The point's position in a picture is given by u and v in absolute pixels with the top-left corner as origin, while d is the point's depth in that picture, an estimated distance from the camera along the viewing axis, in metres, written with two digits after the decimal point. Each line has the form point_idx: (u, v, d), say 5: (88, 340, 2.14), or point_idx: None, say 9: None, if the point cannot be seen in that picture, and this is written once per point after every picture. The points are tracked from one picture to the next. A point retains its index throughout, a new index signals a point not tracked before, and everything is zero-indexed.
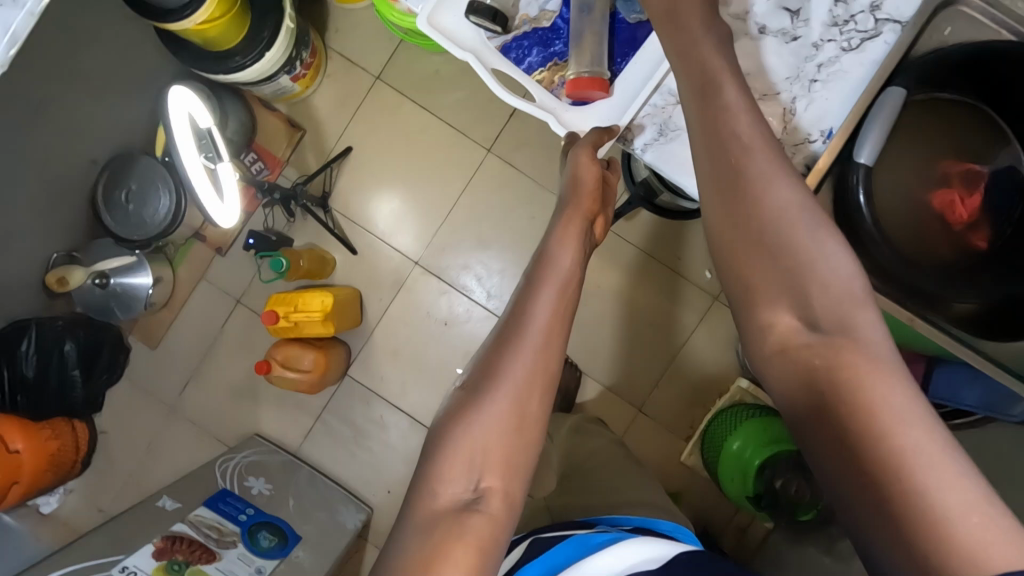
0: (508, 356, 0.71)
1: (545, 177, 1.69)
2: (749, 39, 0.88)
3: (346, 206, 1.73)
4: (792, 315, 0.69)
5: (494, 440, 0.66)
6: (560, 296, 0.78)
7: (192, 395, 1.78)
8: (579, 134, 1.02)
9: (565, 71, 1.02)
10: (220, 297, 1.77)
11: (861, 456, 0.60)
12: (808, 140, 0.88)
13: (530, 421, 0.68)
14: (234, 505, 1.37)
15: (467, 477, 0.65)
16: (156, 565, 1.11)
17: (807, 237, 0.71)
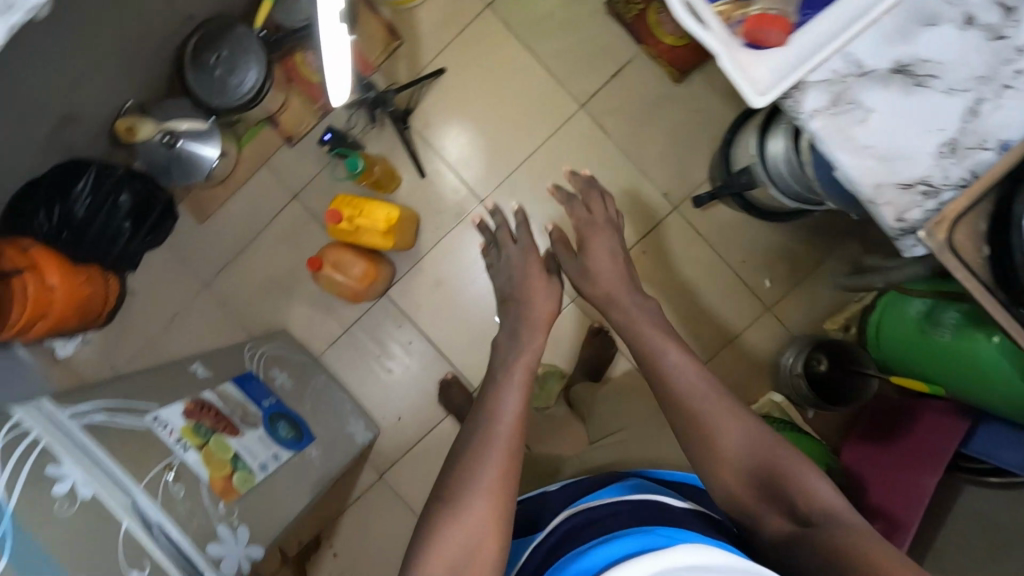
0: (475, 476, 0.84)
1: (633, 147, 1.65)
2: (937, 20, 0.71)
3: (425, 126, 1.68)
4: (745, 478, 0.87)
5: (482, 544, 0.79)
6: (517, 431, 0.90)
7: (226, 278, 1.75)
8: (752, 86, 0.70)
9: (751, 8, 0.73)
10: (277, 187, 1.72)
11: (834, 548, 0.74)
12: (979, 147, 0.72)
13: (509, 512, 0.83)
14: (258, 389, 1.36)
15: None
16: (184, 423, 1.09)
17: (724, 405, 0.92)
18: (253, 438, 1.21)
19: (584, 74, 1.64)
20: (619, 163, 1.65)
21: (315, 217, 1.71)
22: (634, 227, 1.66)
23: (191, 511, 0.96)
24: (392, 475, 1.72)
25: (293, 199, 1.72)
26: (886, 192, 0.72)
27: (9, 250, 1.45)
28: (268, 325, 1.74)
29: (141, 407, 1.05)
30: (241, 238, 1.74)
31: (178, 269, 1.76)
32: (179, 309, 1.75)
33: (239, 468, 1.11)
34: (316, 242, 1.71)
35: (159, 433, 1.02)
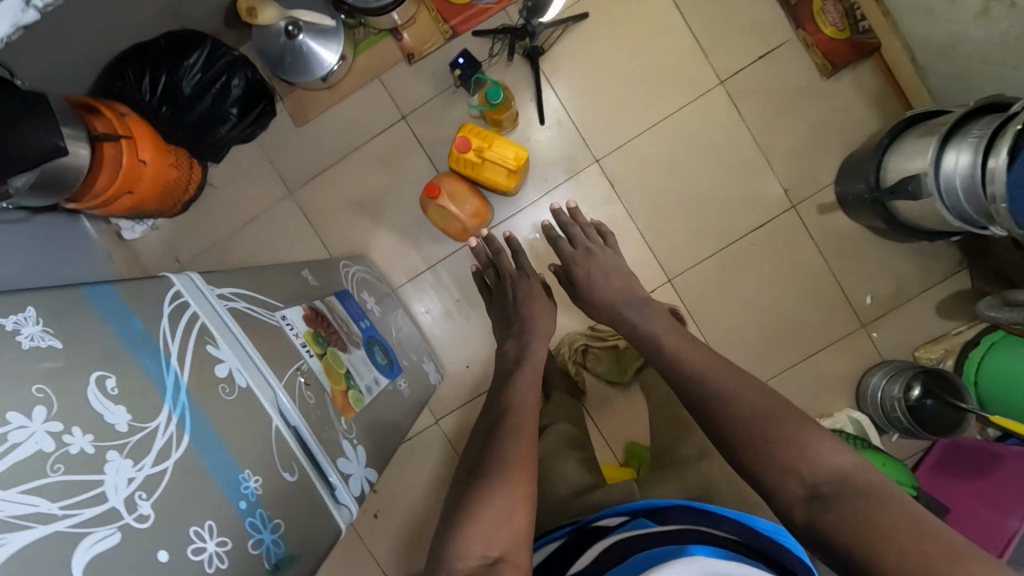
0: (486, 462, 0.97)
1: (764, 135, 1.58)
2: None
3: (554, 71, 1.59)
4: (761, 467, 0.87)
5: (496, 522, 0.89)
6: (523, 431, 1.05)
7: (312, 189, 1.66)
8: None
9: None
10: (385, 104, 1.62)
11: (853, 520, 0.75)
12: None
13: (527, 498, 0.93)
14: (356, 309, 1.30)
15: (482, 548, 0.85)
16: (305, 329, 1.02)
17: (719, 387, 0.97)
18: (358, 358, 1.15)
19: (730, 49, 1.56)
20: (746, 149, 1.58)
21: (420, 143, 1.62)
22: (748, 218, 1.60)
23: (321, 420, 0.89)
24: (448, 424, 1.67)
25: (400, 120, 1.63)
26: None
27: (106, 111, 1.33)
28: (349, 247, 1.65)
29: (269, 302, 0.98)
30: (337, 151, 1.65)
31: (263, 171, 1.66)
32: (258, 212, 1.66)
33: (352, 386, 1.05)
34: (415, 170, 1.63)
35: (287, 333, 0.96)
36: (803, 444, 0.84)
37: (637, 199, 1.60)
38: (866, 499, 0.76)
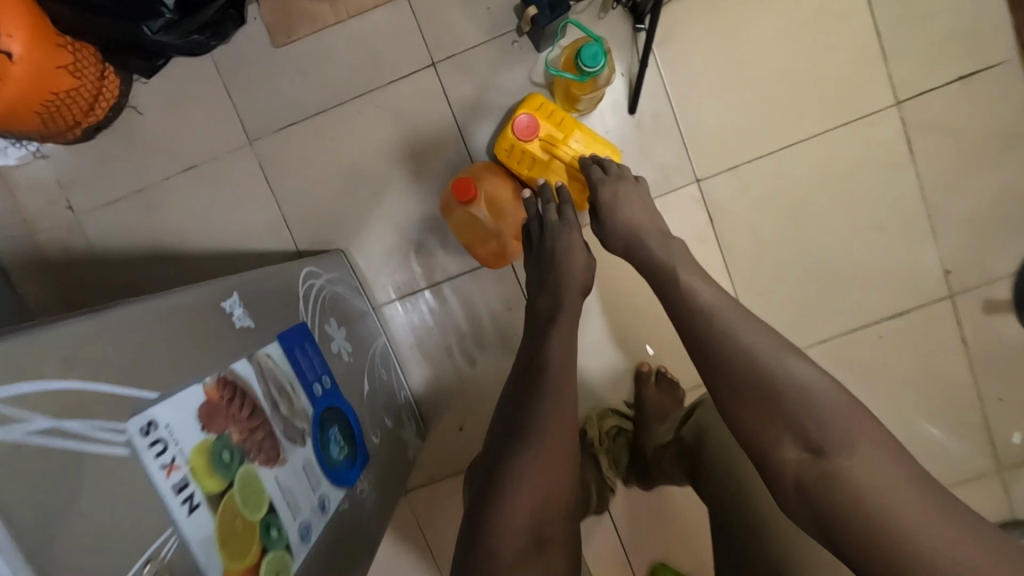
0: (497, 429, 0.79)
1: (935, 189, 1.11)
2: None
3: (663, 39, 1.09)
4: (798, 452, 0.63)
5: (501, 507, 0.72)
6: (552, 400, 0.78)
7: (286, 141, 1.14)
8: None
9: None
10: (411, 40, 1.10)
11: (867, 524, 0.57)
12: None
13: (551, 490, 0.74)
14: (312, 359, 0.80)
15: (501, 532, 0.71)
16: (196, 441, 0.53)
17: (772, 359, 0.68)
18: (296, 468, 0.66)
19: (919, 58, 1.08)
20: (906, 204, 1.11)
21: (451, 106, 1.11)
22: (887, 300, 1.14)
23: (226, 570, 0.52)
24: (419, 499, 1.21)
25: (428, 68, 1.11)
26: None
27: None
28: (325, 236, 1.15)
29: (128, 394, 0.48)
30: (329, 94, 1.12)
31: (215, 101, 1.13)
32: (199, 159, 1.14)
33: (271, 544, 0.58)
34: (437, 144, 1.12)
35: (144, 470, 0.47)
36: (825, 418, 0.63)
37: (741, 246, 1.13)
38: (875, 487, 0.59)
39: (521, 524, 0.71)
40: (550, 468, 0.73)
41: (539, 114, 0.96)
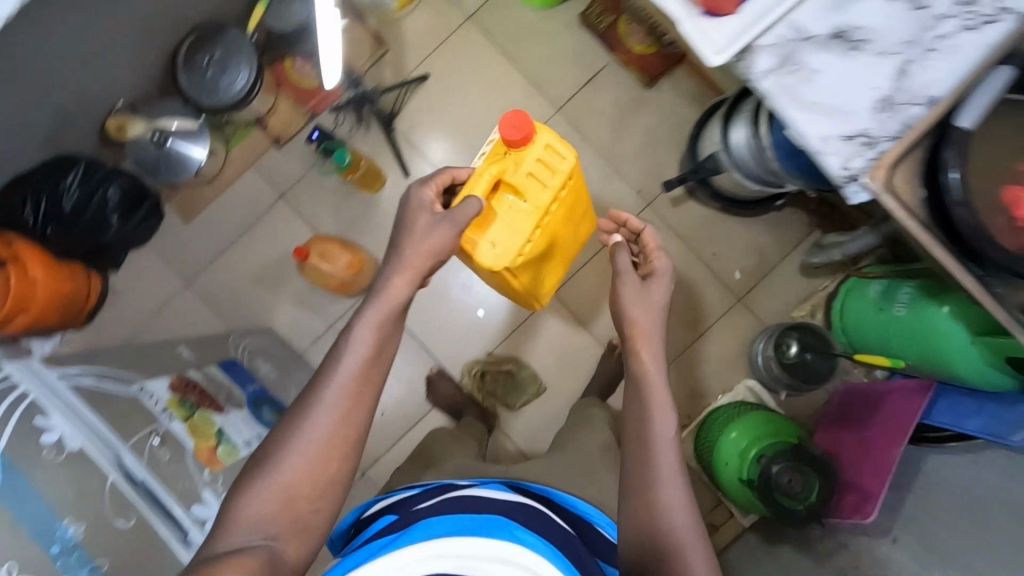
0: (318, 397, 0.86)
1: (608, 149, 1.73)
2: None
3: (411, 128, 1.75)
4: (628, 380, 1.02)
5: (302, 470, 0.83)
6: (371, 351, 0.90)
7: (213, 273, 1.76)
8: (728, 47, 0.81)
9: None
10: (265, 188, 1.76)
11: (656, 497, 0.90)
12: (869, 133, 0.80)
13: (341, 444, 0.85)
14: (243, 375, 1.37)
15: (264, 529, 0.80)
16: (170, 397, 1.10)
17: (654, 325, 1.04)
18: (236, 417, 1.21)
19: (561, 82, 1.74)
20: (595, 164, 1.73)
21: (302, 215, 1.75)
22: None
23: (175, 473, 1.00)
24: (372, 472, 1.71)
25: (281, 198, 1.76)
26: (831, 145, 0.81)
27: None
28: (254, 323, 1.74)
29: (128, 377, 1.09)
30: (228, 236, 1.76)
31: (162, 268, 1.77)
32: (161, 307, 1.75)
33: (224, 441, 1.12)
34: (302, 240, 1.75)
35: (146, 403, 1.06)
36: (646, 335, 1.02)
37: None
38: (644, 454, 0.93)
39: (303, 478, 0.83)
40: (332, 414, 0.85)
41: (537, 166, 1.09)
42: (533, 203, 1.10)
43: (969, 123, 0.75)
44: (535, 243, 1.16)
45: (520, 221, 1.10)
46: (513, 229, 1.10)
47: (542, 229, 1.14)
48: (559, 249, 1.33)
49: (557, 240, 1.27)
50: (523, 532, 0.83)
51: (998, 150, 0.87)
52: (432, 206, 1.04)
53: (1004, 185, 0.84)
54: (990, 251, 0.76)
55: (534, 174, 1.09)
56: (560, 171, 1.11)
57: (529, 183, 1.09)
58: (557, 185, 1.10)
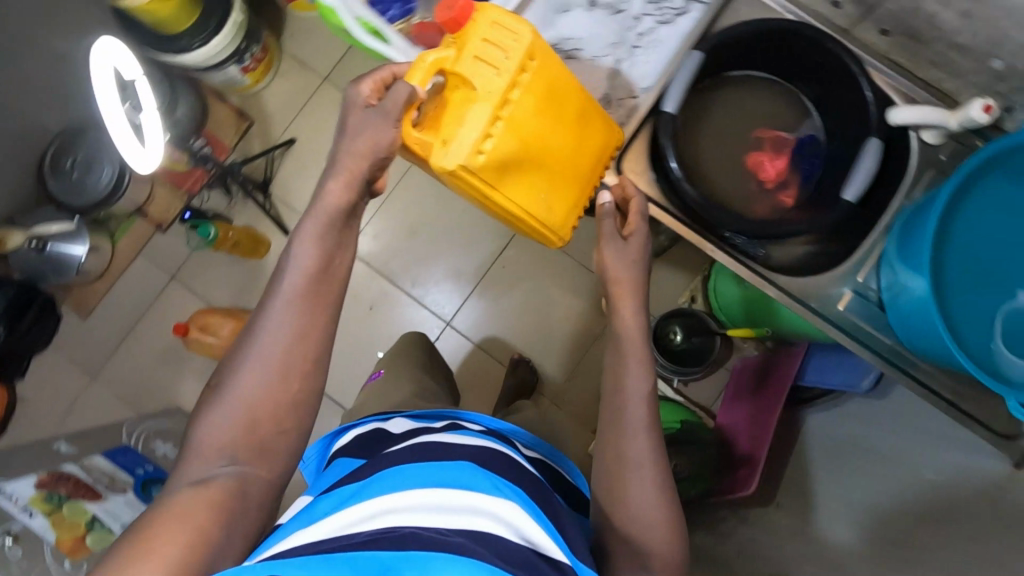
0: (259, 339, 0.76)
1: None
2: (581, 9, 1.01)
3: (285, 192, 1.81)
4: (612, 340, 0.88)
5: (252, 409, 0.73)
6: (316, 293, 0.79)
7: (118, 363, 1.79)
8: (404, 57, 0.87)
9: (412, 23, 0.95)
10: (156, 272, 1.82)
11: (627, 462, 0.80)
12: None
13: (286, 393, 0.75)
14: (133, 458, 1.37)
15: (215, 460, 0.71)
16: (34, 494, 1.16)
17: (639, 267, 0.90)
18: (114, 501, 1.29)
19: None
20: None
21: (195, 292, 1.80)
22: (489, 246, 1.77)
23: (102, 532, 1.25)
24: None
25: (174, 278, 1.81)
26: None
27: None
28: (162, 405, 1.77)
29: None
30: (128, 325, 1.80)
31: (68, 367, 1.79)
32: (71, 405, 1.77)
33: (97, 528, 1.25)
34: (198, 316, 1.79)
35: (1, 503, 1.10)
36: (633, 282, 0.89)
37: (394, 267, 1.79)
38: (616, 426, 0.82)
39: (241, 428, 0.73)
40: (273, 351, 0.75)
41: (486, 40, 0.85)
42: (484, 88, 0.85)
43: (673, 109, 0.83)
44: (501, 141, 0.86)
45: (476, 110, 0.85)
46: (462, 120, 0.85)
47: (505, 122, 0.86)
48: (556, 159, 0.93)
49: (538, 146, 0.91)
50: (500, 481, 0.76)
51: (747, 119, 0.95)
52: (367, 105, 0.83)
53: (749, 152, 0.93)
54: (715, 219, 0.83)
55: (484, 56, 0.85)
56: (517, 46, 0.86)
57: (476, 69, 0.85)
58: (516, 67, 0.85)
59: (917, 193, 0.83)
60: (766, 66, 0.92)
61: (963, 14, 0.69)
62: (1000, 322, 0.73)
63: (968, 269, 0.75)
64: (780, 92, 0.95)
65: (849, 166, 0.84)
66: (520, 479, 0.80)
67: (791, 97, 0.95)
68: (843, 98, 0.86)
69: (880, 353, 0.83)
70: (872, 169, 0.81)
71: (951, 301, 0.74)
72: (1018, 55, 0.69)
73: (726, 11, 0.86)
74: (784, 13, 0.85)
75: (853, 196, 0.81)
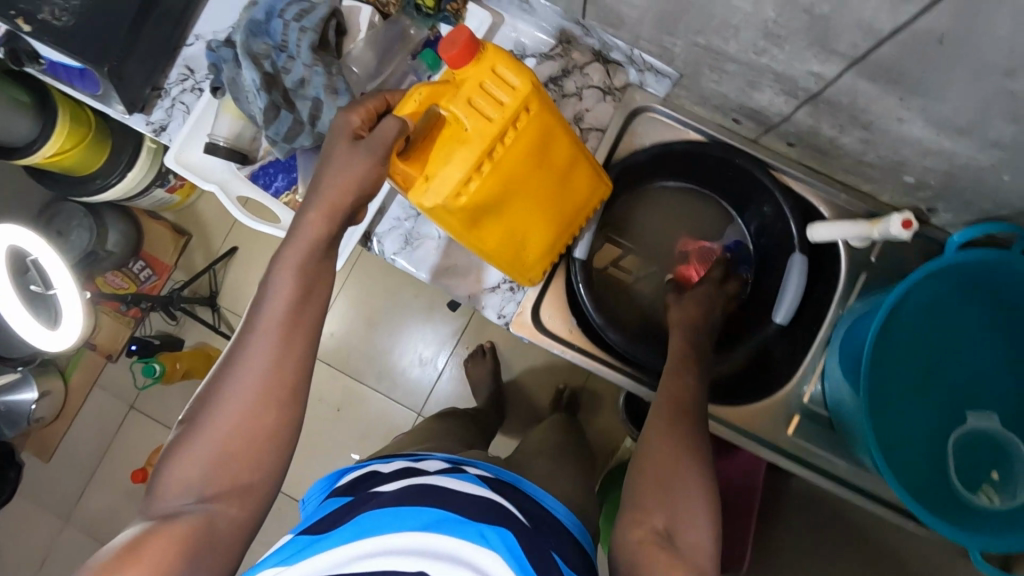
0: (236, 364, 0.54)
1: None
2: None
3: (234, 303, 1.74)
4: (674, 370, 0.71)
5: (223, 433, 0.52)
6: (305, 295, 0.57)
7: (87, 503, 1.73)
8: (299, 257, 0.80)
9: (296, 194, 0.80)
10: (114, 403, 1.76)
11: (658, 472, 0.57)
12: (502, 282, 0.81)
13: (253, 447, 0.52)
14: None
15: (182, 494, 0.50)
16: None
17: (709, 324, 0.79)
18: None
19: None
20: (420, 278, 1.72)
21: (156, 417, 1.74)
22: (451, 329, 1.70)
23: None
24: None
25: (133, 406, 1.75)
26: (482, 298, 0.81)
27: None
28: None
29: None
30: (92, 461, 1.74)
31: (37, 514, 1.73)
32: (46, 554, 1.71)
33: None
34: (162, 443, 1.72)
35: None
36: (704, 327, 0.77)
37: (356, 364, 1.73)
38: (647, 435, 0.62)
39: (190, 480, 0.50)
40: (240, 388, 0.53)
41: (484, 80, 0.59)
42: (475, 133, 0.58)
43: (584, 253, 0.79)
44: (485, 192, 0.61)
45: (458, 156, 0.59)
46: (444, 165, 0.59)
47: (493, 168, 0.60)
48: (539, 191, 0.67)
49: (529, 179, 0.65)
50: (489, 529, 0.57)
51: (670, 230, 0.92)
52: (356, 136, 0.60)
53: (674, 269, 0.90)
54: (644, 360, 0.79)
55: (478, 95, 0.59)
56: (516, 86, 0.59)
57: (467, 105, 0.58)
58: (514, 108, 0.59)
59: (853, 300, 0.79)
60: (679, 176, 0.88)
61: (863, 140, 0.65)
62: (953, 448, 0.68)
63: (915, 390, 0.69)
64: (699, 198, 0.91)
65: (777, 283, 0.80)
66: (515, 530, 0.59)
67: (709, 202, 0.91)
68: (763, 206, 0.81)
69: (838, 475, 0.78)
70: (798, 293, 0.77)
71: (901, 430, 0.69)
72: (928, 173, 0.65)
73: (627, 134, 0.81)
74: (687, 129, 0.81)
75: (783, 320, 0.78)
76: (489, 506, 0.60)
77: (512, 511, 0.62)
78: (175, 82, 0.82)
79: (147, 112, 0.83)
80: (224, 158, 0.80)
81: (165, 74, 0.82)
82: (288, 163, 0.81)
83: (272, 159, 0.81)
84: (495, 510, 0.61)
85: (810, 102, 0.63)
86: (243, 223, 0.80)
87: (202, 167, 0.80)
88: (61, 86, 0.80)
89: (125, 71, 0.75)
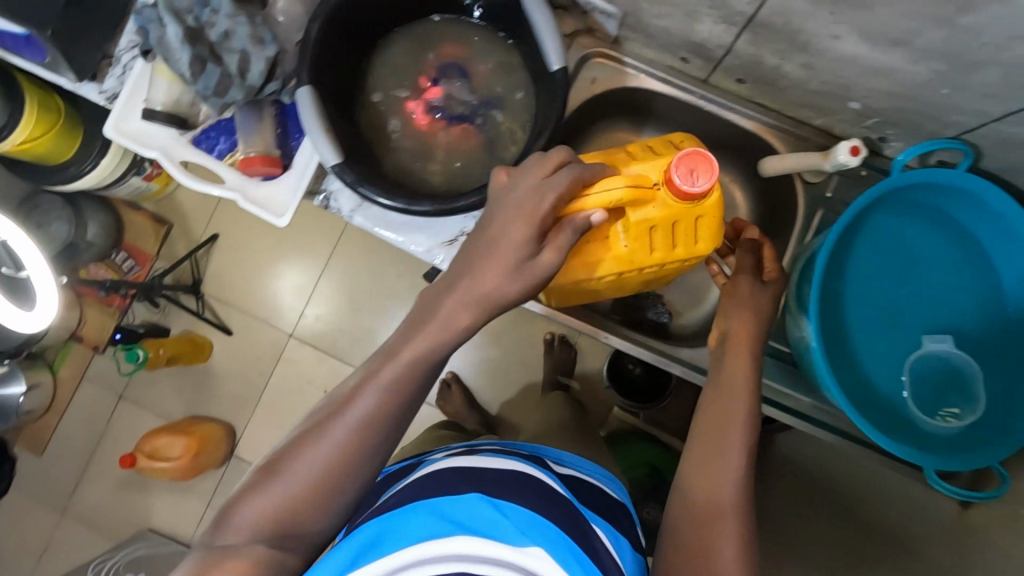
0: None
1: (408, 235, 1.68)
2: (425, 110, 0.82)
3: (219, 290, 1.65)
4: (753, 313, 0.66)
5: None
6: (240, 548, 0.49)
7: (81, 494, 1.65)
8: (272, 218, 0.79)
9: (236, 154, 0.80)
10: (104, 393, 1.67)
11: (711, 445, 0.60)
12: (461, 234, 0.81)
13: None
14: None
15: None
16: None
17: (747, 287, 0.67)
18: None
19: None
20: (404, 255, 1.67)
21: (147, 408, 1.66)
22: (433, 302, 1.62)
23: None
24: None
25: (124, 396, 1.67)
26: (438, 252, 0.81)
27: None
28: (134, 530, 1.64)
29: None
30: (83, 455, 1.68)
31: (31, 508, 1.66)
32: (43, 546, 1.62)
33: None
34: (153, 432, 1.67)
35: None
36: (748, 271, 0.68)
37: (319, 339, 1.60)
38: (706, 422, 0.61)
39: None
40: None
41: (678, 215, 0.67)
42: (609, 262, 0.70)
43: (333, 157, 0.67)
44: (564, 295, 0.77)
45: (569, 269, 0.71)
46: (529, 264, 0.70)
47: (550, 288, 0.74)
48: (575, 300, 0.80)
49: (574, 300, 0.79)
50: (517, 514, 0.52)
51: (457, 51, 0.78)
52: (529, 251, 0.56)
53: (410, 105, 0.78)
54: (468, 210, 0.68)
55: (671, 227, 0.68)
56: (671, 244, 0.69)
57: (593, 242, 0.69)
58: (667, 256, 0.70)
59: (809, 237, 0.78)
60: (433, 7, 0.77)
61: (804, 65, 0.64)
62: (909, 371, 0.68)
63: (866, 332, 0.70)
64: (459, 29, 0.79)
65: (532, 33, 0.68)
66: (566, 513, 0.55)
67: (473, 31, 0.78)
68: (521, 21, 0.71)
69: (804, 412, 0.78)
70: (555, 27, 0.66)
71: (861, 359, 0.69)
72: (870, 97, 0.65)
73: (577, 80, 0.80)
74: (639, 75, 0.80)
75: (561, 64, 0.66)
76: (524, 483, 0.57)
77: (552, 486, 0.58)
78: (125, 49, 0.82)
79: (99, 81, 0.83)
80: (164, 124, 0.80)
81: (115, 42, 0.82)
82: (228, 124, 0.81)
83: (211, 122, 0.82)
84: (534, 486, 0.57)
85: (748, 29, 0.63)
86: (195, 188, 0.79)
87: (140, 134, 0.79)
88: (17, 61, 0.82)
89: (72, 37, 0.76)
